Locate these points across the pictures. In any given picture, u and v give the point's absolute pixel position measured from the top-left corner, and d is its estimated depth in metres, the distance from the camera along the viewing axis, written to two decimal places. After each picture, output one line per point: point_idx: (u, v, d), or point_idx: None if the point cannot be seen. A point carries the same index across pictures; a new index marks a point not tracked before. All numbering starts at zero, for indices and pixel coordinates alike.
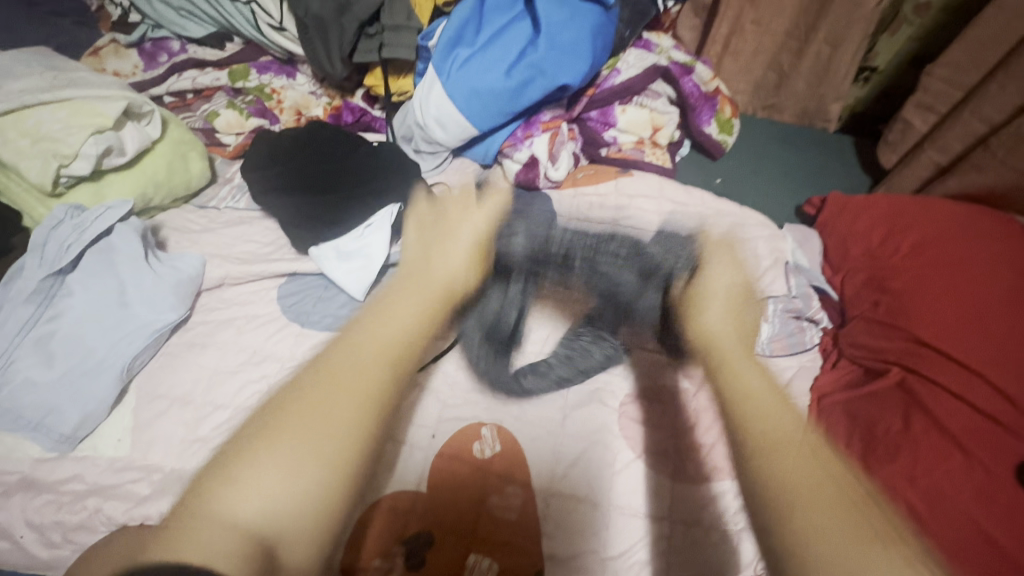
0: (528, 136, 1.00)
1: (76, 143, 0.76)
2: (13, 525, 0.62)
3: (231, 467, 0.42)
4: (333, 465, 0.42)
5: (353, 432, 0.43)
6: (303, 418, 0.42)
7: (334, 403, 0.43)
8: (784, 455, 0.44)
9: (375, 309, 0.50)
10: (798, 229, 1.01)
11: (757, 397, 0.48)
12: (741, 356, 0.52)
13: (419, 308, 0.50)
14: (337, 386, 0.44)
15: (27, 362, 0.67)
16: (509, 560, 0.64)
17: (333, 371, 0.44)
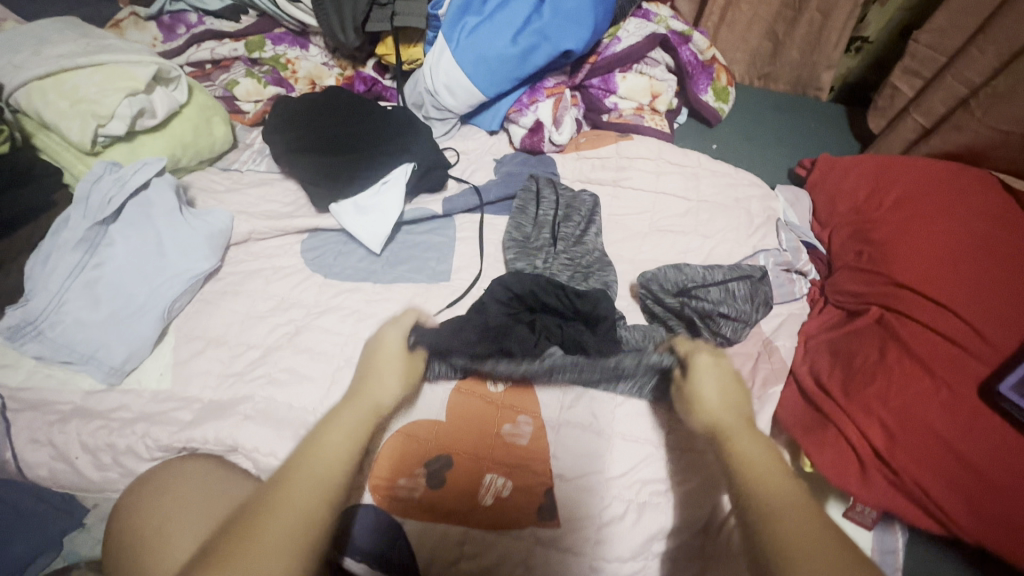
0: (534, 102, 1.05)
1: (112, 104, 0.81)
2: (69, 448, 0.68)
3: (249, 534, 0.48)
4: (320, 502, 0.52)
5: (328, 484, 0.53)
6: (296, 497, 0.51)
7: (297, 493, 0.51)
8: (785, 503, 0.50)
9: (310, 443, 0.57)
10: (789, 190, 1.07)
11: (755, 456, 0.56)
12: (743, 431, 0.59)
13: (348, 429, 0.59)
14: (311, 485, 0.52)
15: (76, 304, 0.73)
16: (522, 479, 0.71)
17: (302, 477, 0.53)
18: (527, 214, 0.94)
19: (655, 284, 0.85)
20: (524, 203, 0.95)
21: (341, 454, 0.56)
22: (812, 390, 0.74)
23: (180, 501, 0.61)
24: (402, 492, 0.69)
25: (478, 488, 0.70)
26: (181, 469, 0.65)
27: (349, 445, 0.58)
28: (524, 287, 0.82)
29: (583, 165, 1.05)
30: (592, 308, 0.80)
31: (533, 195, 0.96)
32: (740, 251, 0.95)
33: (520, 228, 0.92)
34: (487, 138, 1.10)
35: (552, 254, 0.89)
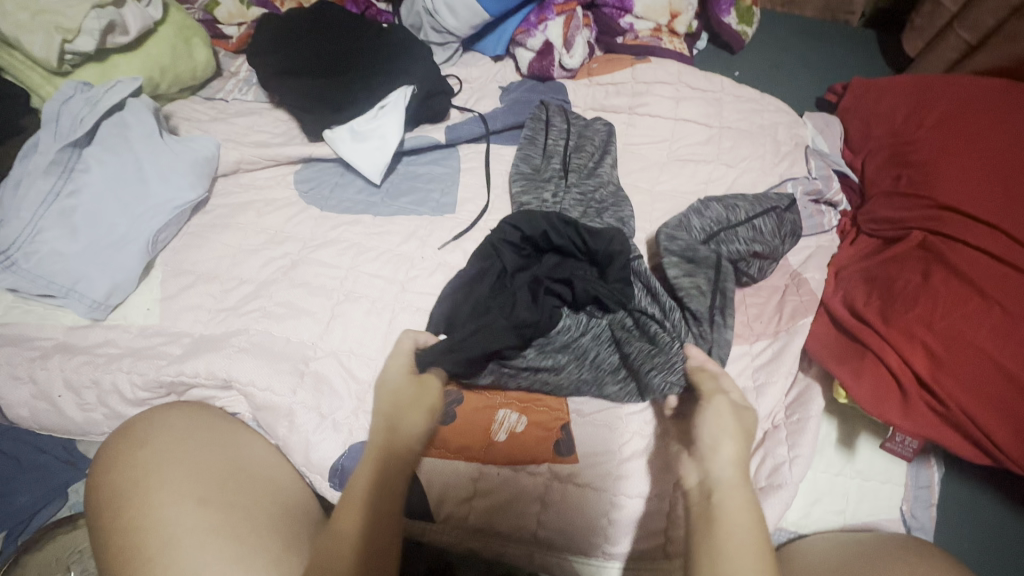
0: (543, 21, 0.97)
1: (77, 16, 0.73)
2: (52, 386, 0.64)
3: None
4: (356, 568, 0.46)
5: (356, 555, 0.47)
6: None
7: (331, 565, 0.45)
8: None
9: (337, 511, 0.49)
10: (819, 116, 0.98)
11: (734, 524, 0.47)
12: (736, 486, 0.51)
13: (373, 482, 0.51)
14: (336, 553, 0.46)
15: (52, 234, 0.67)
16: (538, 414, 0.67)
17: (328, 553, 0.46)
18: (537, 143, 0.85)
19: (680, 229, 0.76)
20: (533, 131, 0.87)
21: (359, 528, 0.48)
22: (846, 319, 0.69)
23: (164, 449, 0.55)
24: None
25: (491, 425, 0.65)
26: (163, 417, 0.59)
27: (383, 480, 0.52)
28: (535, 229, 0.71)
29: (596, 92, 0.96)
30: (607, 249, 0.70)
31: (542, 123, 0.88)
32: (767, 180, 0.88)
33: (529, 157, 0.84)
34: (492, 65, 1.01)
35: (562, 198, 0.79)
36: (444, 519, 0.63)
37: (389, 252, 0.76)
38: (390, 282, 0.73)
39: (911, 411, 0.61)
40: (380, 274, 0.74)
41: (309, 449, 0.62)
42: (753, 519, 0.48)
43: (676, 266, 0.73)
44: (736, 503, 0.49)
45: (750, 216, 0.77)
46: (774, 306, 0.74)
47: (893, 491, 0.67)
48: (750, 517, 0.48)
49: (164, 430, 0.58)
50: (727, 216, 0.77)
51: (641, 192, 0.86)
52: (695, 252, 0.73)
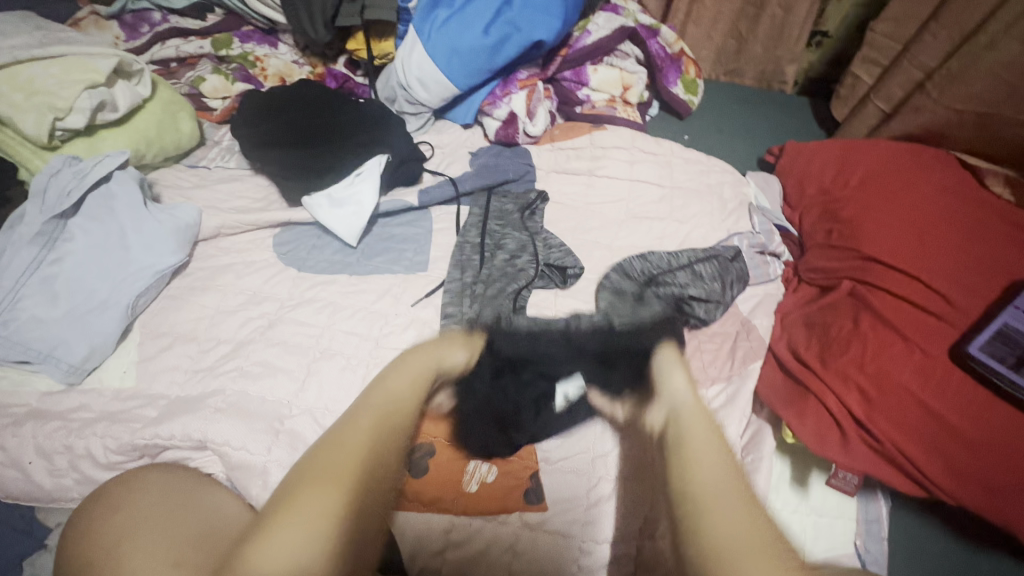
0: (507, 94, 1.05)
1: (71, 96, 0.78)
2: (22, 453, 0.64)
3: (312, 476, 0.45)
4: (383, 440, 0.50)
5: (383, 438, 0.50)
6: (348, 445, 0.48)
7: (363, 425, 0.50)
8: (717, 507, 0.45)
9: (370, 390, 0.54)
10: (759, 175, 1.09)
11: (700, 462, 0.49)
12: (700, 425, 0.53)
13: (410, 388, 0.55)
14: (359, 439, 0.48)
15: (33, 301, 0.70)
16: (508, 464, 0.69)
17: (367, 417, 0.51)
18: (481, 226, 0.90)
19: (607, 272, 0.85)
20: (474, 214, 0.92)
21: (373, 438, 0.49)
22: (790, 363, 0.75)
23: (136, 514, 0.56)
24: None
25: (462, 476, 0.68)
26: (136, 481, 0.61)
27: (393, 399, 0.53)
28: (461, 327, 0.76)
29: (558, 156, 1.05)
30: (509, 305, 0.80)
31: (485, 210, 0.93)
32: (715, 235, 0.96)
33: (470, 248, 0.87)
34: (462, 132, 1.09)
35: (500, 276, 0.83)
36: None
37: (364, 309, 0.80)
38: (365, 338, 0.77)
39: (850, 447, 0.66)
40: (356, 331, 0.77)
41: None
42: (714, 446, 0.50)
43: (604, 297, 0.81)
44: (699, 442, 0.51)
45: (691, 263, 0.86)
46: (726, 353, 0.80)
47: (846, 527, 0.70)
48: (715, 446, 0.50)
49: (143, 495, 0.58)
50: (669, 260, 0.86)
51: (601, 247, 0.92)
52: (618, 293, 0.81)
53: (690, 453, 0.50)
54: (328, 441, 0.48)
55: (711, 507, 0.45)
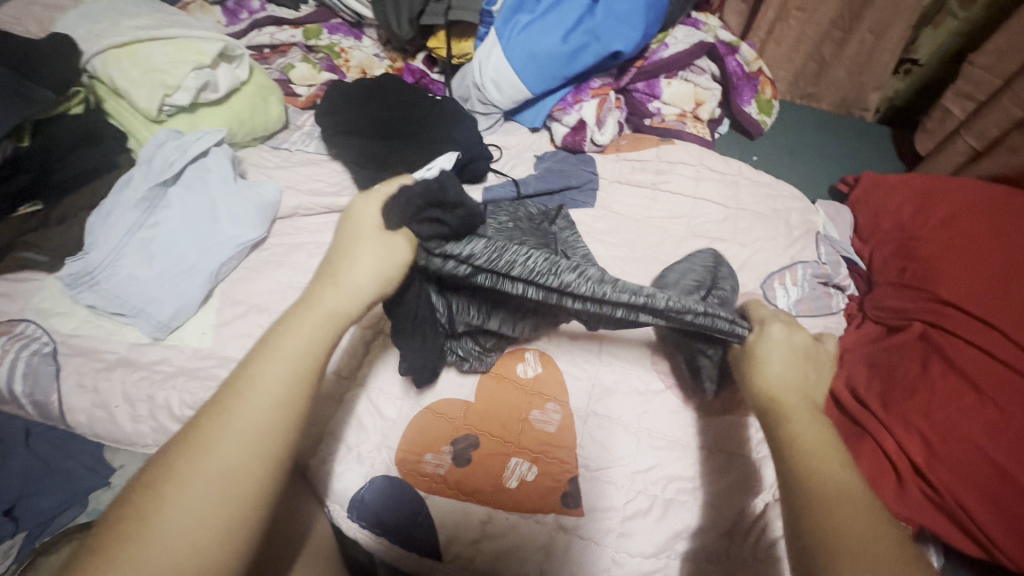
0: (579, 101, 1.06)
1: (180, 75, 0.85)
2: (111, 396, 0.71)
3: (175, 478, 0.40)
4: (269, 429, 0.43)
5: (269, 415, 0.44)
6: (216, 438, 0.42)
7: (239, 414, 0.43)
8: (848, 559, 0.40)
9: (262, 347, 0.47)
10: (830, 204, 1.06)
11: (823, 450, 0.47)
12: (804, 410, 0.52)
13: (312, 333, 0.49)
14: (254, 389, 0.44)
15: (131, 259, 0.76)
16: (548, 465, 0.71)
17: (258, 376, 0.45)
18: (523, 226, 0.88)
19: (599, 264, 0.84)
20: (516, 214, 0.91)
21: (285, 394, 0.45)
22: (848, 400, 0.72)
23: None
24: (427, 467, 0.70)
25: (503, 471, 0.70)
26: None
27: (322, 336, 0.49)
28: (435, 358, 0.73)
29: (622, 167, 1.05)
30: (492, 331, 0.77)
31: (526, 213, 0.92)
32: (778, 262, 0.94)
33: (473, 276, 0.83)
34: (529, 135, 1.11)
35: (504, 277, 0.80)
36: (452, 559, 0.67)
37: None
38: None
39: (906, 494, 0.64)
40: None
41: (336, 480, 0.70)
42: (819, 436, 0.49)
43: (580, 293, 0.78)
44: (803, 425, 0.50)
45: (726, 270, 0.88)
46: None
47: None
48: (823, 438, 0.48)
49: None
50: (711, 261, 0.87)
51: (660, 262, 0.92)
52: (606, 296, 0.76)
53: (796, 433, 0.49)
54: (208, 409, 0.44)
55: (833, 504, 0.43)
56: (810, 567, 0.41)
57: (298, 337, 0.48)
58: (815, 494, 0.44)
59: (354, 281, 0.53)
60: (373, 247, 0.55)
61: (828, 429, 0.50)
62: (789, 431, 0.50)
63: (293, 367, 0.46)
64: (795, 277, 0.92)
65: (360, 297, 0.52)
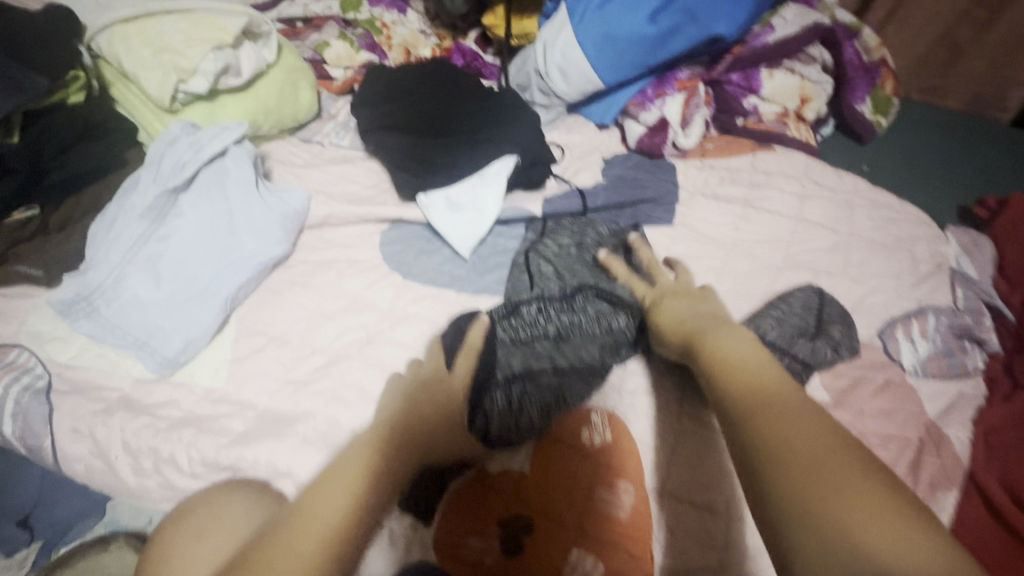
0: (661, 95, 0.89)
1: (196, 57, 0.72)
2: (109, 445, 0.60)
3: None
4: (323, 561, 0.41)
5: (337, 528, 0.43)
6: (277, 564, 0.40)
7: (288, 547, 0.41)
8: (788, 452, 0.37)
9: (314, 493, 0.46)
10: (963, 232, 0.86)
11: (731, 355, 0.48)
12: (720, 329, 0.53)
13: (365, 455, 0.48)
14: (328, 490, 0.45)
15: (136, 280, 0.65)
16: (619, 562, 0.56)
17: (327, 486, 0.46)
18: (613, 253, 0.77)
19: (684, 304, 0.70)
20: (584, 238, 0.78)
21: (344, 514, 0.44)
22: (1006, 506, 0.61)
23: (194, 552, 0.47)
24: (472, 555, 0.58)
25: (562, 568, 0.56)
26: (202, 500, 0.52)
27: (376, 456, 0.49)
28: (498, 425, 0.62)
29: (709, 176, 0.88)
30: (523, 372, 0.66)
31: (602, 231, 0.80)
32: (901, 306, 0.77)
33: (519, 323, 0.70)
34: (597, 132, 0.94)
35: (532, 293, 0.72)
36: None
37: None
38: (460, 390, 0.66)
39: None
40: None
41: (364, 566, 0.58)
42: (752, 351, 0.48)
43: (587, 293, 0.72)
44: (730, 340, 0.50)
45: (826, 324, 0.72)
46: (910, 467, 0.62)
47: None
48: (751, 348, 0.48)
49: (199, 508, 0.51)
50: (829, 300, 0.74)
51: None
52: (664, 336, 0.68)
53: (720, 349, 0.49)
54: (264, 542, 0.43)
55: (765, 408, 0.40)
56: (758, 492, 0.37)
57: (351, 450, 0.49)
58: (734, 400, 0.43)
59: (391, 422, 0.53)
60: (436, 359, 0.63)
61: (745, 339, 0.50)
62: (711, 348, 0.50)
63: (353, 478, 0.46)
64: (925, 328, 0.74)
65: (400, 429, 0.52)
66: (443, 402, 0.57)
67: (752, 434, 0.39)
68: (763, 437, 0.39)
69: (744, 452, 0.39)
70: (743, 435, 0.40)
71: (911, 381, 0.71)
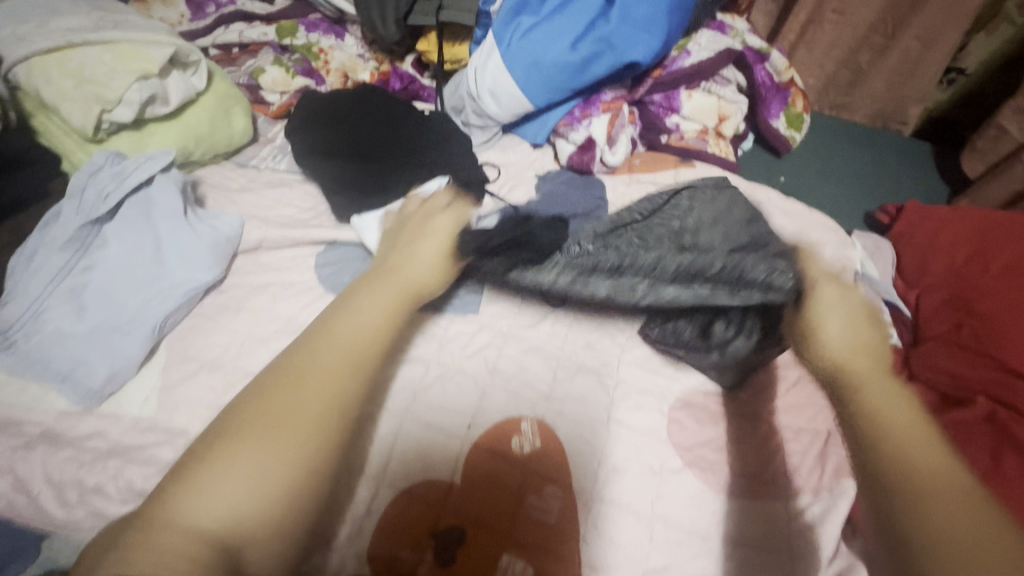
0: (587, 116, 0.94)
1: (120, 88, 0.72)
2: (30, 480, 0.60)
3: (194, 480, 0.44)
4: (302, 447, 0.46)
5: (276, 477, 0.45)
6: (239, 449, 0.45)
7: (241, 456, 0.45)
8: (911, 487, 0.42)
9: (336, 313, 0.56)
10: (868, 237, 0.93)
11: (829, 313, 0.55)
12: (878, 372, 0.49)
13: (384, 309, 0.56)
14: (289, 394, 0.49)
15: (58, 312, 0.65)
16: (548, 565, 0.59)
17: (286, 385, 0.49)
18: (729, 227, 0.78)
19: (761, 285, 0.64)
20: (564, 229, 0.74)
21: (313, 448, 0.47)
22: None
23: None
24: (405, 566, 0.59)
25: (493, 570, 0.59)
26: None
27: (350, 381, 0.51)
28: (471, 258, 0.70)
29: (635, 191, 0.92)
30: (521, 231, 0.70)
31: (714, 181, 0.84)
32: None
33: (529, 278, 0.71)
34: (531, 151, 0.98)
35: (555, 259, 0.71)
36: None
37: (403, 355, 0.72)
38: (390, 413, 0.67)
39: None
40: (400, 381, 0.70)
41: None
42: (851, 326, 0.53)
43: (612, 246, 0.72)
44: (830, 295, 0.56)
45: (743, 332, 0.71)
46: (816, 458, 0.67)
47: None
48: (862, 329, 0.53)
49: None
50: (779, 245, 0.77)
51: None
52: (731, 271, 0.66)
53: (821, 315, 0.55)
54: (270, 382, 0.50)
55: (862, 387, 0.48)
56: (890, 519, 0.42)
57: (355, 328, 0.54)
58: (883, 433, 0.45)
59: (346, 334, 0.54)
60: (428, 259, 0.64)
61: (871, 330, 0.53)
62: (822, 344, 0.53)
63: (354, 346, 0.53)
64: None
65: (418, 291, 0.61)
66: (405, 296, 0.59)
67: (889, 462, 0.43)
68: (903, 478, 0.42)
69: (878, 478, 0.43)
70: (895, 507, 0.41)
71: None
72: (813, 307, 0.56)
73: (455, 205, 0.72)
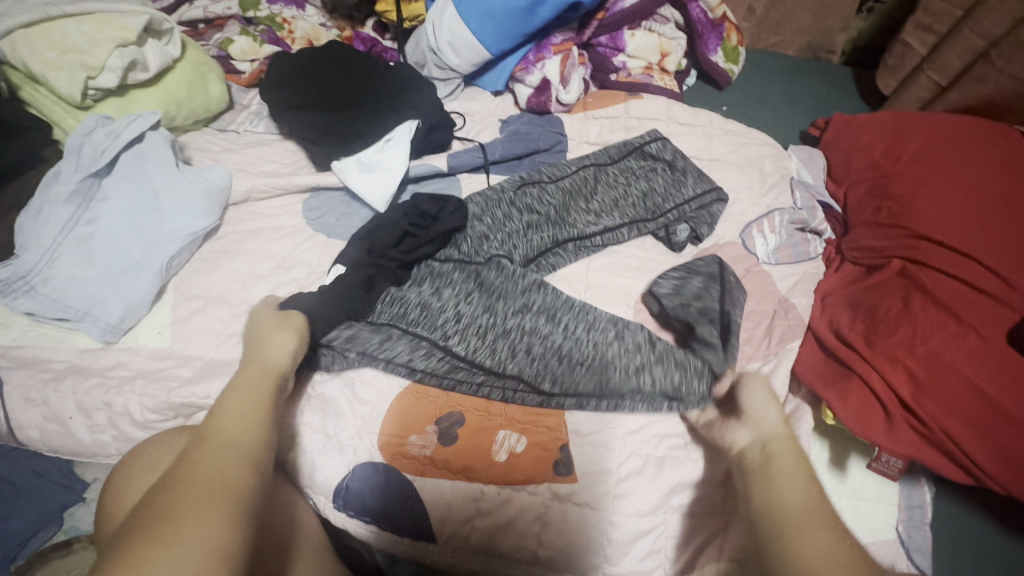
0: (540, 59, 1.01)
1: (102, 55, 0.77)
2: (64, 408, 0.66)
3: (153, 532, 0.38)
4: (241, 485, 0.44)
5: (232, 488, 0.43)
6: (183, 502, 0.41)
7: (198, 490, 0.42)
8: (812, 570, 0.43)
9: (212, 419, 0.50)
10: (802, 149, 1.04)
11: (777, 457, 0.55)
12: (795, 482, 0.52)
13: (259, 395, 0.54)
14: (225, 450, 0.46)
15: (70, 260, 0.70)
16: (538, 435, 0.67)
17: (213, 441, 0.47)
18: (638, 195, 0.89)
19: (626, 345, 0.72)
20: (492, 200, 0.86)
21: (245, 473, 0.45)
22: (832, 343, 0.72)
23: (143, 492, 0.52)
24: (414, 450, 0.66)
25: (491, 446, 0.66)
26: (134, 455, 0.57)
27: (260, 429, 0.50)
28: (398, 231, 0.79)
29: (591, 125, 1.01)
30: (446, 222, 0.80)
31: (624, 164, 0.93)
32: (755, 211, 0.91)
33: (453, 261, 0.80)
34: (491, 99, 1.06)
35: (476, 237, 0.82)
36: (447, 540, 0.63)
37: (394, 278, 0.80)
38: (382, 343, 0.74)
39: (896, 431, 0.64)
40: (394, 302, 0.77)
41: (317, 472, 0.65)
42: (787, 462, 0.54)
43: (532, 224, 0.85)
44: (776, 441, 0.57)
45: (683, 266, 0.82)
46: (765, 327, 0.76)
47: (888, 511, 0.67)
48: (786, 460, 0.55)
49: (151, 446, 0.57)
50: (678, 199, 0.89)
51: None
52: (587, 334, 0.74)
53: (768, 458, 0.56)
54: (176, 481, 0.43)
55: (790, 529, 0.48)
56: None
57: (245, 392, 0.53)
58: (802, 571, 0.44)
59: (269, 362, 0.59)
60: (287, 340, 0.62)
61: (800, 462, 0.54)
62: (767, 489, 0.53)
63: (251, 413, 0.51)
64: (773, 224, 0.88)
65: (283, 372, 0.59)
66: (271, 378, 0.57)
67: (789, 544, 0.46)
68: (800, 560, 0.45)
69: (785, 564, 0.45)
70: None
71: (764, 267, 0.85)
72: (777, 473, 0.53)
73: (277, 326, 0.64)
